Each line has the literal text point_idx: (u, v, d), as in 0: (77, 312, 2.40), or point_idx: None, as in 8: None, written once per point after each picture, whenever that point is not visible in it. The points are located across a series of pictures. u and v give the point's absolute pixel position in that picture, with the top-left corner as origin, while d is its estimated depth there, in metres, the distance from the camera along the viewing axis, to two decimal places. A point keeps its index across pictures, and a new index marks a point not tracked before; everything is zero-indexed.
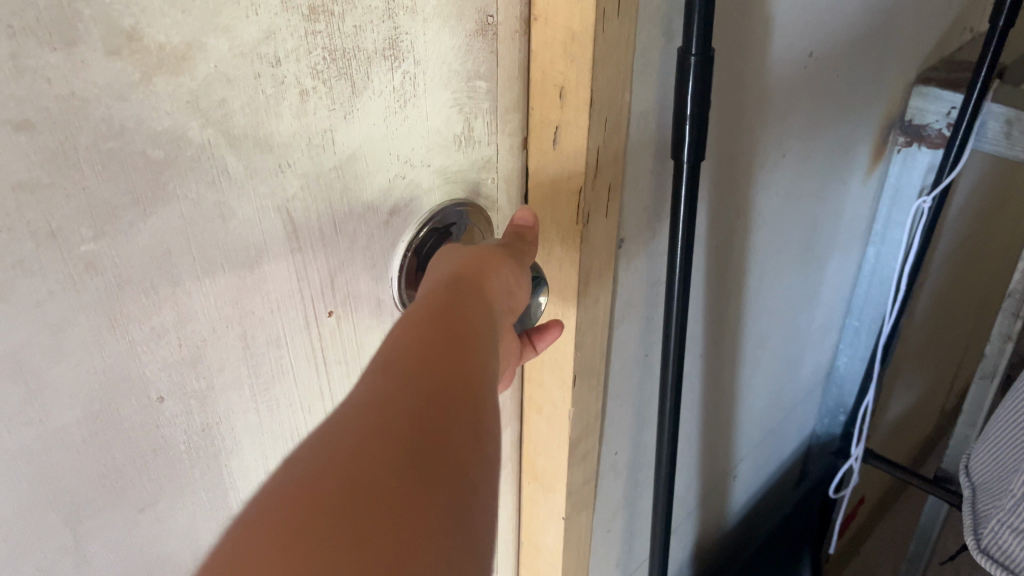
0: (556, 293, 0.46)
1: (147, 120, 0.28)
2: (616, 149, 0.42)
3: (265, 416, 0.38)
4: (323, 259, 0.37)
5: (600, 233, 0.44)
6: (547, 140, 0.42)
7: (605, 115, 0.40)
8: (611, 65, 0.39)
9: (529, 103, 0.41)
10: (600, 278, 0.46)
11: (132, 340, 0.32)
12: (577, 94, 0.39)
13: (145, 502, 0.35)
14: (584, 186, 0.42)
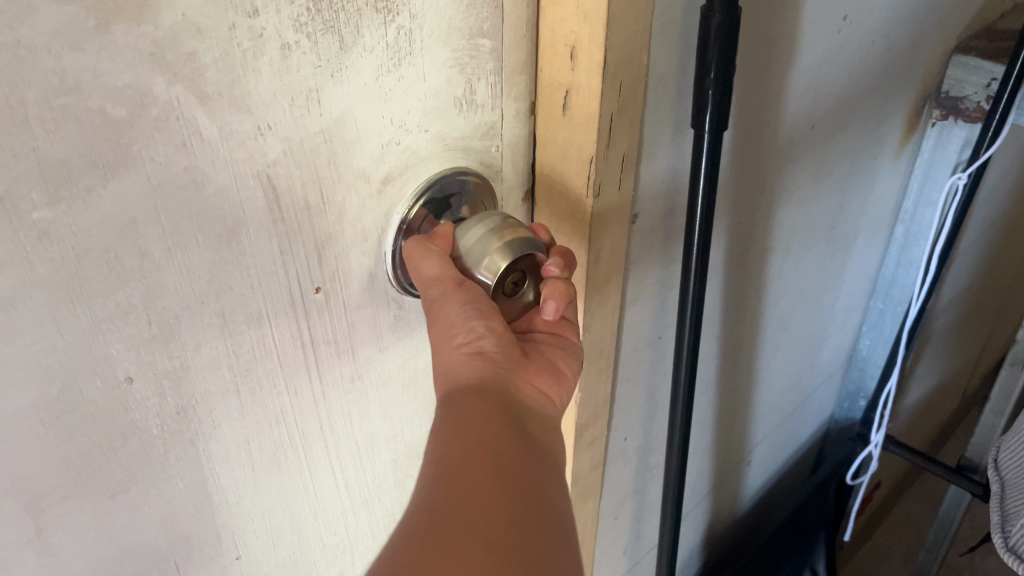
0: None
1: (106, 74, 0.26)
2: (630, 115, 0.39)
3: (247, 400, 0.35)
4: (309, 231, 0.34)
5: (611, 205, 0.42)
6: (556, 105, 0.38)
7: (619, 78, 0.37)
8: (628, 23, 0.36)
9: (538, 65, 0.38)
10: (610, 253, 0.44)
11: (95, 317, 0.29)
12: (590, 55, 0.36)
13: (115, 490, 0.33)
14: (595, 156, 0.38)
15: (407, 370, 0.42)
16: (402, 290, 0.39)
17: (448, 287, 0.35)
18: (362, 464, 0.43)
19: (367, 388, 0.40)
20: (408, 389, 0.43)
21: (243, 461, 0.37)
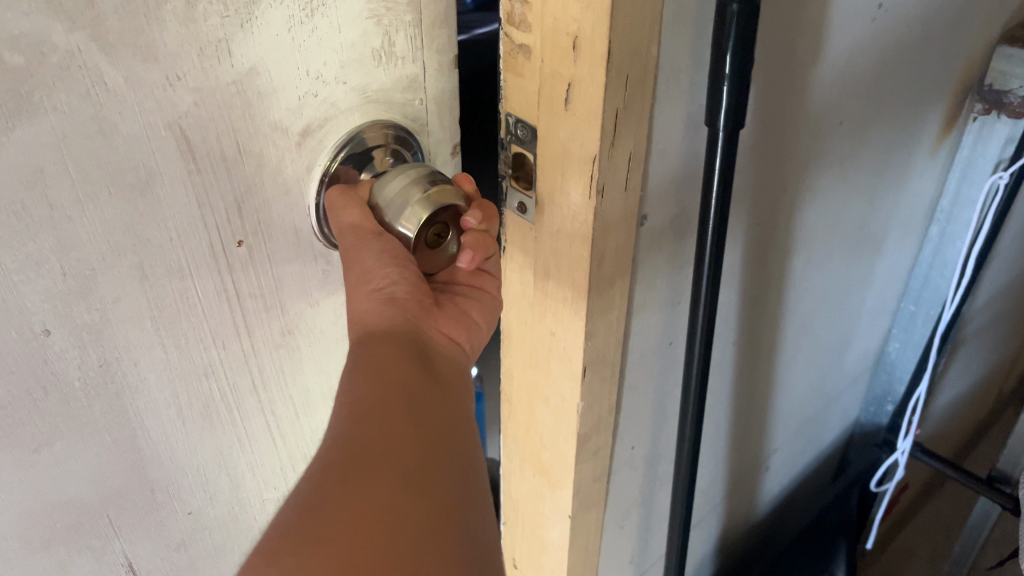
0: (567, 277, 0.44)
1: (0, 21, 0.26)
2: (635, 112, 0.40)
3: (173, 354, 0.36)
4: (227, 184, 0.34)
5: (617, 206, 0.42)
6: (557, 99, 0.39)
7: (625, 71, 0.38)
8: (632, 13, 0.36)
9: (539, 56, 0.39)
10: (615, 259, 0.45)
11: (6, 269, 0.29)
12: (592, 44, 0.37)
13: (39, 442, 0.33)
14: (599, 152, 0.39)
15: (340, 324, 0.42)
16: (329, 245, 0.39)
17: (366, 235, 0.36)
18: (298, 420, 0.43)
19: (298, 343, 0.41)
20: (341, 344, 0.43)
21: (173, 415, 0.37)
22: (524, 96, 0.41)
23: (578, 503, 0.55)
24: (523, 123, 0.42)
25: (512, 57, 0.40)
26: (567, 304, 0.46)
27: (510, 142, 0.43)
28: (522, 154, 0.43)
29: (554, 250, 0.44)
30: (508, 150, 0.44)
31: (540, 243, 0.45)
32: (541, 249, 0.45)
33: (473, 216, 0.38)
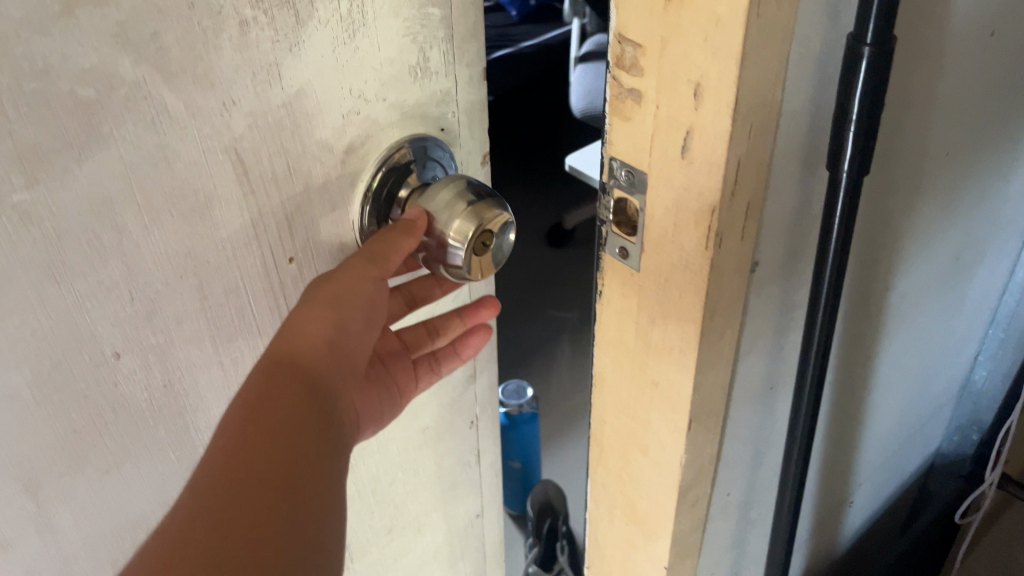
0: (678, 327, 0.45)
1: (73, 56, 0.27)
2: (757, 160, 0.39)
3: (231, 371, 0.37)
4: (279, 203, 0.35)
5: (731, 254, 0.42)
6: (674, 143, 0.39)
7: (748, 121, 0.37)
8: (760, 61, 0.35)
9: (654, 100, 0.39)
10: (727, 307, 0.45)
11: (79, 297, 0.30)
12: (716, 96, 0.36)
13: (109, 464, 0.34)
14: (719, 204, 0.39)
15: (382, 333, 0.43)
16: None
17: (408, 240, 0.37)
18: None
19: None
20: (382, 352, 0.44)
21: None
22: (632, 141, 0.41)
23: (674, 553, 0.56)
24: (627, 169, 0.43)
25: (621, 102, 0.41)
26: (674, 353, 0.46)
27: (613, 186, 0.44)
28: (624, 198, 0.44)
29: (665, 300, 0.45)
30: (611, 195, 0.45)
31: (647, 289, 0.45)
32: (650, 297, 0.46)
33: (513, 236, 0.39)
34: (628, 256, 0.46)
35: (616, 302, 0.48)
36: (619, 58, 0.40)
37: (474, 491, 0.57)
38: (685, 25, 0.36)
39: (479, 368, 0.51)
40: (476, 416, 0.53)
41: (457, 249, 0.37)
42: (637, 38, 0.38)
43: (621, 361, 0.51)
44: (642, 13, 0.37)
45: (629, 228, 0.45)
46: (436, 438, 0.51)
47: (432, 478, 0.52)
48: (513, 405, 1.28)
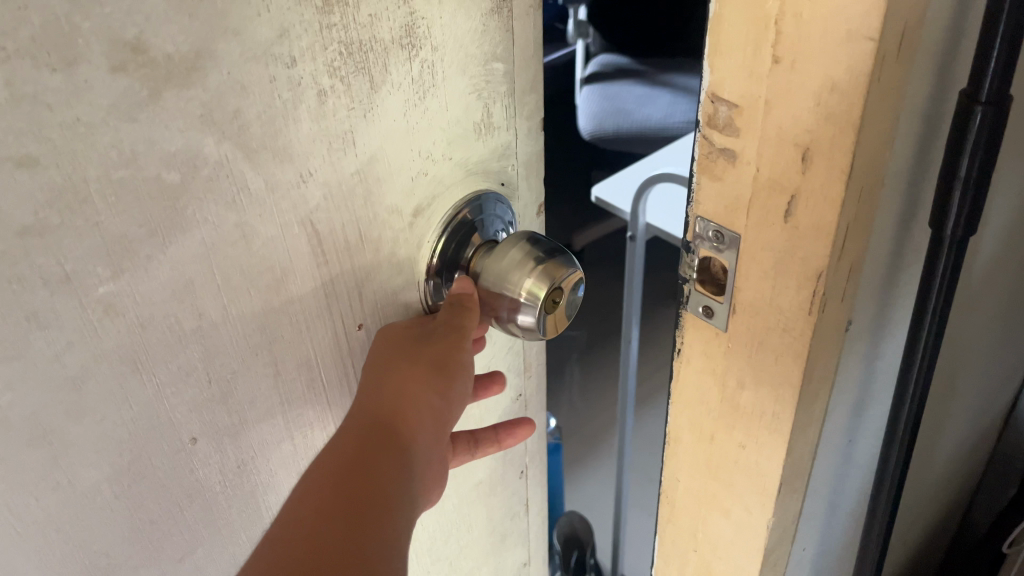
0: (775, 388, 0.46)
1: (159, 141, 0.25)
2: (864, 223, 0.40)
3: (300, 445, 0.35)
4: (350, 271, 0.34)
5: (834, 315, 0.43)
6: (778, 210, 0.41)
7: (861, 185, 0.38)
8: (877, 128, 0.36)
9: (759, 165, 0.41)
10: (824, 369, 0.46)
11: (159, 386, 0.29)
12: (826, 160, 0.37)
13: (183, 552, 0.32)
14: (828, 267, 0.40)
15: None
16: None
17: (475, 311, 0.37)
18: None
19: None
20: None
21: None
22: (722, 200, 0.44)
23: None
24: (715, 229, 0.45)
25: (712, 161, 0.43)
26: (766, 416, 0.48)
27: (698, 246, 0.47)
28: (709, 256, 0.47)
29: (753, 356, 0.47)
30: (696, 253, 0.48)
31: (734, 347, 0.48)
32: (739, 356, 0.48)
33: (579, 300, 0.39)
34: (713, 315, 0.48)
35: (700, 358, 0.51)
36: (712, 117, 0.42)
37: (523, 540, 0.55)
38: (795, 92, 0.37)
39: (530, 419, 0.50)
40: (525, 465, 0.52)
41: (534, 312, 0.36)
42: (736, 100, 0.40)
43: (699, 418, 0.54)
44: (745, 77, 0.39)
45: (713, 288, 0.48)
46: (489, 490, 0.50)
47: (485, 533, 0.51)
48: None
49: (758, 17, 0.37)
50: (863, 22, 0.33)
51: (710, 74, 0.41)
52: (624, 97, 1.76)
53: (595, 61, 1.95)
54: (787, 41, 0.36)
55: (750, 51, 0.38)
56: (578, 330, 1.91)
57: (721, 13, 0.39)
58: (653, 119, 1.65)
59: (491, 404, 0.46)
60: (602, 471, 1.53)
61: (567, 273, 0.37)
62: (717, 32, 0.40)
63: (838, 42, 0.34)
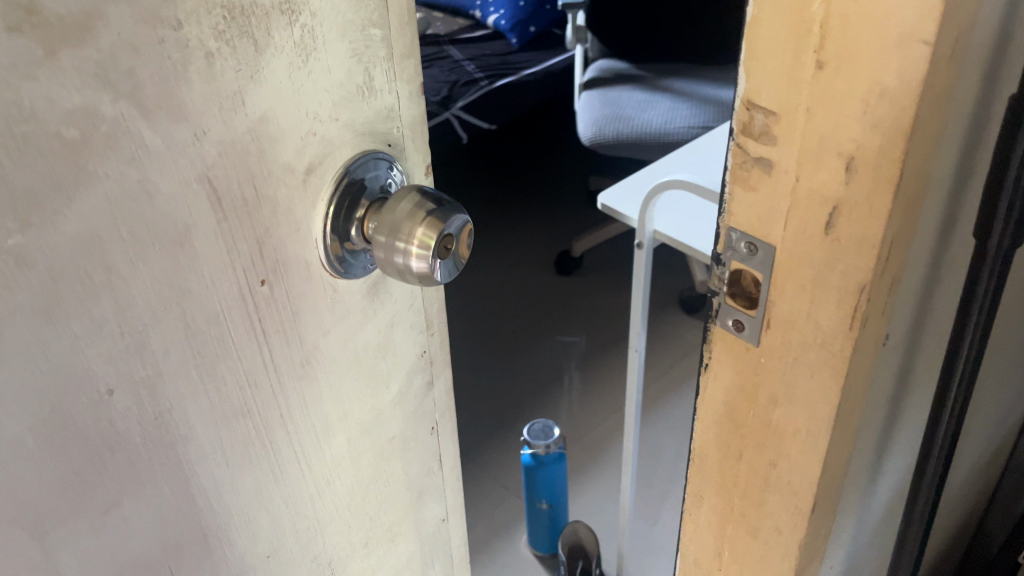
0: (828, 378, 0.55)
1: (58, 98, 0.27)
2: (901, 240, 0.50)
3: (215, 398, 0.37)
4: (250, 227, 0.36)
5: (875, 314, 0.53)
6: (823, 213, 0.50)
7: (902, 198, 0.47)
8: (919, 142, 0.45)
9: (803, 174, 0.50)
10: (868, 361, 0.56)
11: (73, 336, 0.30)
12: (872, 167, 0.47)
13: (109, 503, 0.34)
14: (874, 271, 0.49)
15: (347, 350, 0.45)
16: (336, 274, 0.42)
17: None
18: (319, 449, 0.45)
19: (316, 373, 0.43)
20: (350, 368, 0.45)
21: (218, 459, 0.38)
22: (759, 207, 0.55)
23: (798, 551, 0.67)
24: (748, 241, 0.57)
25: (747, 170, 0.54)
26: (809, 414, 0.58)
27: (729, 256, 0.59)
28: (737, 270, 0.59)
29: (792, 359, 0.57)
30: (726, 266, 0.59)
31: (765, 358, 0.59)
32: (773, 361, 0.59)
33: (466, 251, 0.42)
34: (743, 329, 0.60)
35: (733, 367, 0.63)
36: (750, 125, 0.52)
37: (439, 496, 0.58)
38: (839, 94, 0.46)
39: (436, 374, 0.53)
40: (435, 421, 0.55)
41: (428, 259, 0.40)
42: (774, 108, 0.50)
43: (728, 431, 0.67)
44: (785, 83, 0.49)
45: (743, 303, 0.59)
46: (403, 445, 0.52)
47: (402, 489, 0.53)
48: (542, 446, 1.30)
49: (802, 25, 0.46)
50: (918, 29, 0.41)
51: (748, 84, 0.52)
52: (623, 104, 1.81)
53: (596, 66, 2.05)
54: (831, 47, 0.45)
55: (792, 56, 0.48)
56: (576, 335, 1.95)
57: (761, 19, 0.49)
58: (654, 123, 1.71)
59: (399, 361, 0.49)
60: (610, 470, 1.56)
61: (451, 222, 0.40)
62: (757, 40, 0.49)
63: (891, 45, 0.42)
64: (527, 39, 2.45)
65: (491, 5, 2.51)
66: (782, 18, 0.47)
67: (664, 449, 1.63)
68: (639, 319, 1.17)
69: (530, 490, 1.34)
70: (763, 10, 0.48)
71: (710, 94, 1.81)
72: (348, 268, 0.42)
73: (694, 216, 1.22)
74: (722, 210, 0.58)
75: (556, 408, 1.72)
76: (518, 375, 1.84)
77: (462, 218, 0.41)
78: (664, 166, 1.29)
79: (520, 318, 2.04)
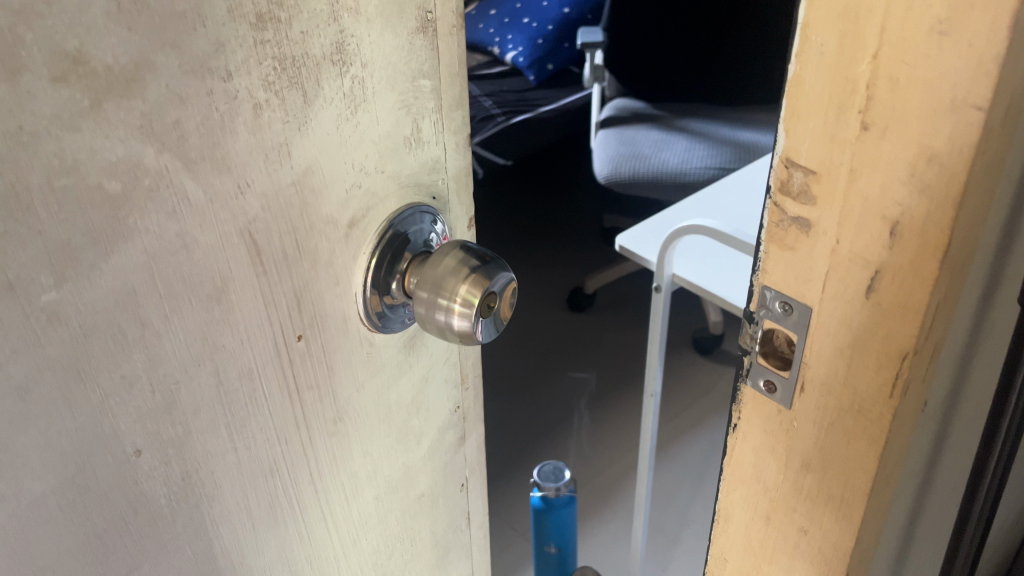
0: (858, 472, 0.46)
1: (100, 150, 0.26)
2: (948, 308, 0.41)
3: (244, 457, 0.36)
4: (290, 282, 0.35)
5: (912, 399, 0.43)
6: (860, 285, 0.41)
7: (951, 268, 0.39)
8: (974, 201, 0.37)
9: (841, 236, 0.41)
10: (898, 453, 0.46)
11: (104, 395, 0.29)
12: (919, 235, 0.38)
13: (128, 566, 0.32)
14: (912, 352, 0.41)
15: (381, 405, 0.43)
16: (372, 329, 0.40)
17: None
18: (346, 506, 0.43)
19: (348, 429, 0.41)
20: (382, 424, 0.44)
21: (242, 519, 0.37)
22: (792, 270, 0.44)
23: None
24: (783, 300, 0.46)
25: (784, 229, 0.44)
26: (835, 508, 0.49)
27: (761, 317, 0.48)
28: (771, 329, 0.47)
29: (823, 432, 0.47)
30: (760, 324, 0.48)
31: (798, 426, 0.48)
32: (804, 432, 0.48)
33: (508, 311, 0.41)
34: (775, 391, 0.49)
35: (758, 435, 0.52)
36: (786, 183, 0.42)
37: (465, 555, 0.56)
38: (885, 157, 0.37)
39: (468, 430, 0.52)
40: (465, 478, 0.53)
41: (470, 318, 0.38)
42: (813, 167, 0.41)
43: (753, 497, 0.54)
44: (824, 142, 0.40)
45: (777, 362, 0.48)
46: (431, 502, 0.50)
47: (428, 546, 0.51)
48: (551, 489, 1.15)
49: (844, 81, 0.38)
50: (971, 92, 0.33)
51: (784, 138, 0.42)
52: (641, 143, 1.77)
53: (613, 103, 2.01)
54: (879, 106, 0.37)
55: (833, 115, 0.39)
56: (586, 372, 1.89)
57: (801, 74, 0.39)
58: (671, 164, 1.68)
59: (432, 416, 0.47)
60: (623, 515, 1.50)
61: (492, 279, 0.38)
62: (797, 96, 0.40)
63: (942, 109, 0.35)
64: (544, 76, 2.40)
65: (509, 43, 2.45)
66: (823, 71, 0.38)
67: (677, 490, 1.55)
68: (657, 362, 1.14)
69: (539, 535, 1.18)
70: (804, 63, 0.39)
71: (729, 135, 1.78)
72: (386, 322, 0.41)
73: (713, 261, 1.18)
74: (756, 263, 0.47)
75: (563, 449, 1.66)
76: (528, 413, 1.78)
77: (503, 273, 0.39)
78: (683, 208, 1.26)
79: (531, 353, 1.98)
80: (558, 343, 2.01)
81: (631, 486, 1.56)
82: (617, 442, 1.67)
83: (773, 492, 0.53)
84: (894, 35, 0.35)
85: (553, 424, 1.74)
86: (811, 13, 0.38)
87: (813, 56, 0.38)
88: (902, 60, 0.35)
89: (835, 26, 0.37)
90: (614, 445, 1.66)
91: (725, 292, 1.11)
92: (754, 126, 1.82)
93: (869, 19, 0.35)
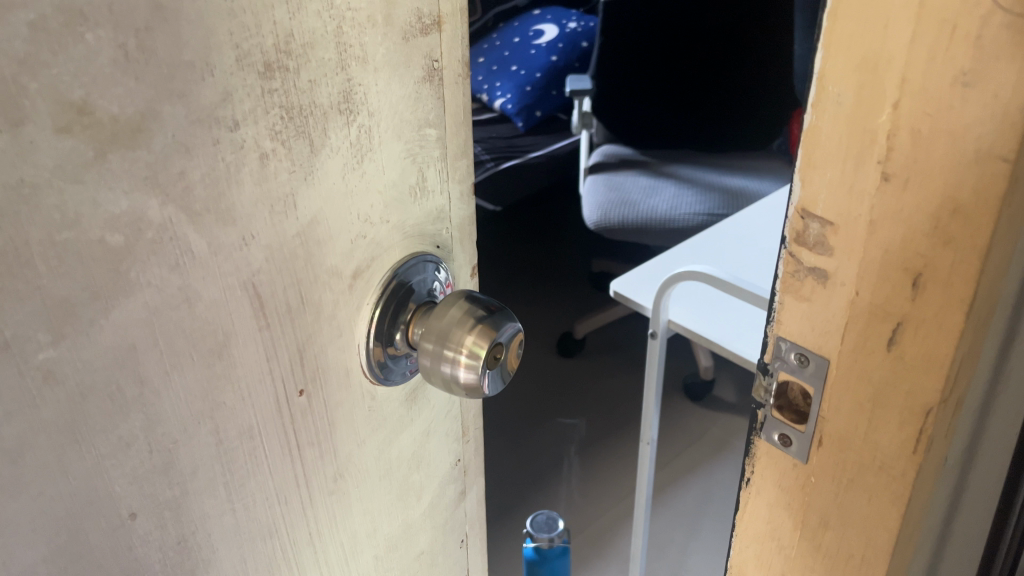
0: (881, 529, 0.45)
1: (104, 203, 0.25)
2: (971, 363, 0.40)
3: (243, 517, 0.34)
4: (292, 334, 0.34)
5: (936, 454, 0.42)
6: (881, 337, 0.41)
7: (975, 321, 0.38)
8: (1000, 253, 0.37)
9: (860, 288, 0.40)
10: (921, 509, 0.45)
11: (99, 457, 0.27)
12: (943, 287, 0.37)
13: None
14: (936, 407, 0.40)
15: (382, 461, 0.42)
16: (375, 381, 0.39)
17: None
18: (345, 566, 0.41)
19: (348, 486, 0.40)
20: (383, 480, 0.42)
21: None
22: (810, 322, 0.44)
23: None
24: (799, 352, 0.45)
25: (799, 280, 0.43)
26: (854, 565, 0.47)
27: (776, 368, 0.47)
28: (786, 381, 0.47)
29: (842, 487, 0.46)
30: (774, 376, 0.47)
31: (815, 480, 0.47)
32: (822, 487, 0.47)
33: (514, 362, 0.40)
34: (790, 445, 0.48)
35: (773, 489, 0.50)
36: (803, 234, 0.42)
37: None
38: (907, 210, 0.37)
39: (468, 485, 0.50)
40: (464, 534, 0.51)
41: (476, 370, 0.37)
42: (829, 218, 0.41)
43: (767, 554, 0.53)
44: (841, 193, 0.40)
45: (791, 415, 0.47)
46: (430, 559, 0.48)
47: None
48: (545, 539, 1.12)
49: (862, 131, 0.38)
50: (996, 143, 0.33)
51: (800, 189, 0.42)
52: (630, 189, 1.78)
53: (601, 150, 2.02)
54: (900, 157, 0.37)
55: (850, 166, 0.39)
56: (576, 419, 1.87)
57: (818, 125, 0.39)
58: (660, 209, 1.68)
59: (433, 471, 0.46)
60: (617, 566, 1.47)
61: (497, 328, 0.38)
62: (813, 145, 0.40)
63: (966, 161, 0.34)
64: (532, 122, 2.42)
65: (498, 90, 2.47)
66: (840, 122, 0.38)
67: (672, 541, 1.52)
68: (653, 409, 1.12)
69: None
70: (821, 114, 0.39)
71: (716, 181, 1.79)
72: (388, 374, 0.40)
73: (711, 308, 1.18)
74: (768, 315, 0.47)
75: (554, 498, 1.63)
76: (519, 461, 1.76)
77: (509, 322, 0.38)
78: (676, 253, 1.26)
79: (521, 398, 1.96)
80: (548, 388, 1.99)
81: (625, 536, 1.53)
82: (609, 491, 1.65)
83: (786, 546, 0.51)
84: (915, 86, 0.35)
85: (544, 472, 1.72)
86: (826, 63, 0.38)
87: (831, 106, 0.38)
88: (924, 111, 0.35)
89: (851, 77, 0.37)
90: (607, 494, 1.64)
91: (723, 339, 1.10)
92: (742, 173, 1.83)
93: (887, 70, 0.36)
